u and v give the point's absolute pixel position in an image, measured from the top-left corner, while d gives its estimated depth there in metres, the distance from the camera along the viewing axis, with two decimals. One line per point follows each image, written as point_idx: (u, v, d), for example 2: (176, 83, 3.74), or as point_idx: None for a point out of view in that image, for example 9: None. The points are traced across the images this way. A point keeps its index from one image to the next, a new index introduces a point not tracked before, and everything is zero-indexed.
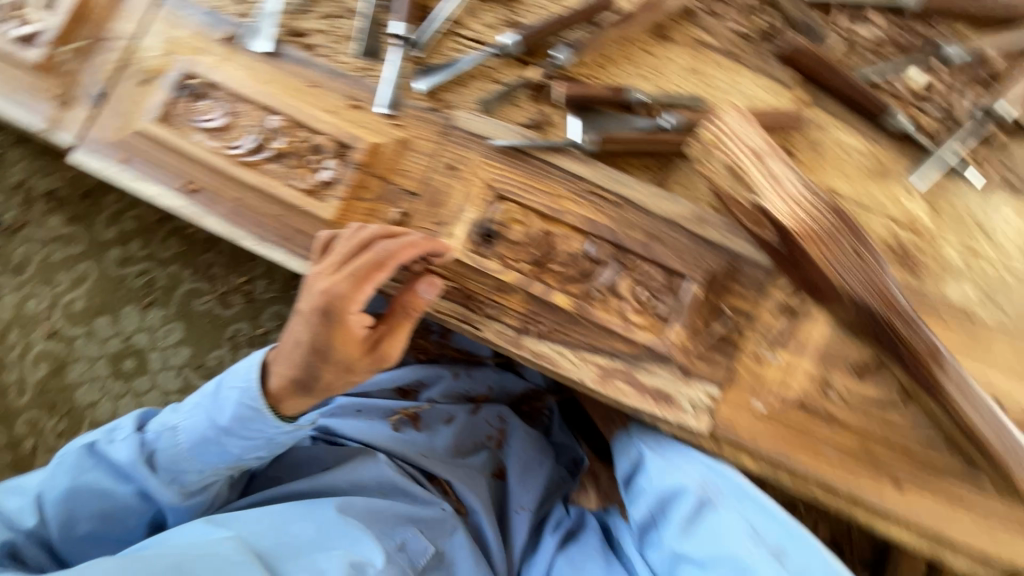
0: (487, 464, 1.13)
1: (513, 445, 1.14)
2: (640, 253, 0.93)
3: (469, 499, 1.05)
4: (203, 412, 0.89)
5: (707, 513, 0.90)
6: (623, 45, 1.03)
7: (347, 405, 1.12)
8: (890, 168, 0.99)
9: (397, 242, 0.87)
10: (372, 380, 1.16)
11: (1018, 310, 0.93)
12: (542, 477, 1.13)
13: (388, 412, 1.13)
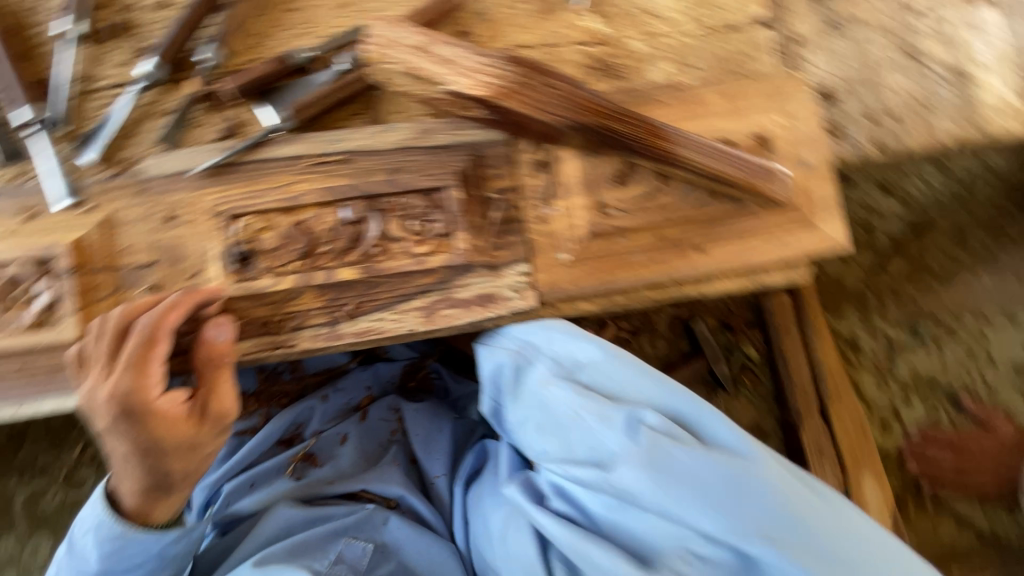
0: (397, 453, 1.11)
1: (411, 423, 1.13)
2: (391, 192, 0.93)
3: (392, 491, 1.04)
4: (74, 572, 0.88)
5: (526, 374, 0.97)
6: (265, 14, 0.98)
7: (236, 485, 1.06)
8: (554, 1, 1.04)
9: (156, 312, 0.83)
10: (246, 449, 1.09)
11: (706, 64, 1.06)
12: (448, 438, 1.14)
13: (279, 468, 1.08)
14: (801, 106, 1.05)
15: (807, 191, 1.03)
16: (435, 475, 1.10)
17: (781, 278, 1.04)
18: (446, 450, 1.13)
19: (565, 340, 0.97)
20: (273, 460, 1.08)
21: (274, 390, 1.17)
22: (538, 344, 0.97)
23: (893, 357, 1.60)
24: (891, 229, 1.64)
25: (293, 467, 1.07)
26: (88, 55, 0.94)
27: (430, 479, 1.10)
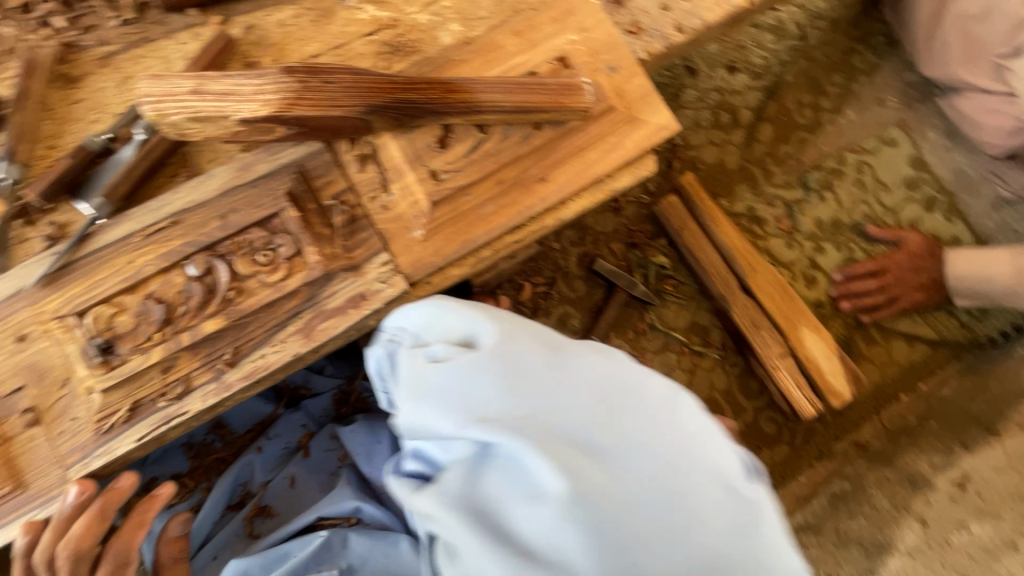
0: (346, 474, 1.10)
1: (347, 443, 1.13)
2: (229, 234, 0.94)
3: (346, 508, 1.03)
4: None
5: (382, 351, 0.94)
6: (49, 113, 0.97)
7: (202, 560, 1.07)
8: (326, 4, 1.06)
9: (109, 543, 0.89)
10: (200, 523, 1.09)
11: (490, 11, 1.10)
12: (388, 441, 1.12)
13: (238, 531, 1.08)
14: (589, 18, 1.10)
15: (621, 92, 1.07)
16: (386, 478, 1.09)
17: (629, 179, 1.08)
18: (391, 451, 1.12)
19: (411, 310, 0.92)
20: (229, 525, 1.08)
21: (211, 460, 1.17)
22: (410, 327, 0.92)
23: (793, 216, 1.66)
24: (750, 102, 1.71)
25: (250, 523, 1.08)
26: None
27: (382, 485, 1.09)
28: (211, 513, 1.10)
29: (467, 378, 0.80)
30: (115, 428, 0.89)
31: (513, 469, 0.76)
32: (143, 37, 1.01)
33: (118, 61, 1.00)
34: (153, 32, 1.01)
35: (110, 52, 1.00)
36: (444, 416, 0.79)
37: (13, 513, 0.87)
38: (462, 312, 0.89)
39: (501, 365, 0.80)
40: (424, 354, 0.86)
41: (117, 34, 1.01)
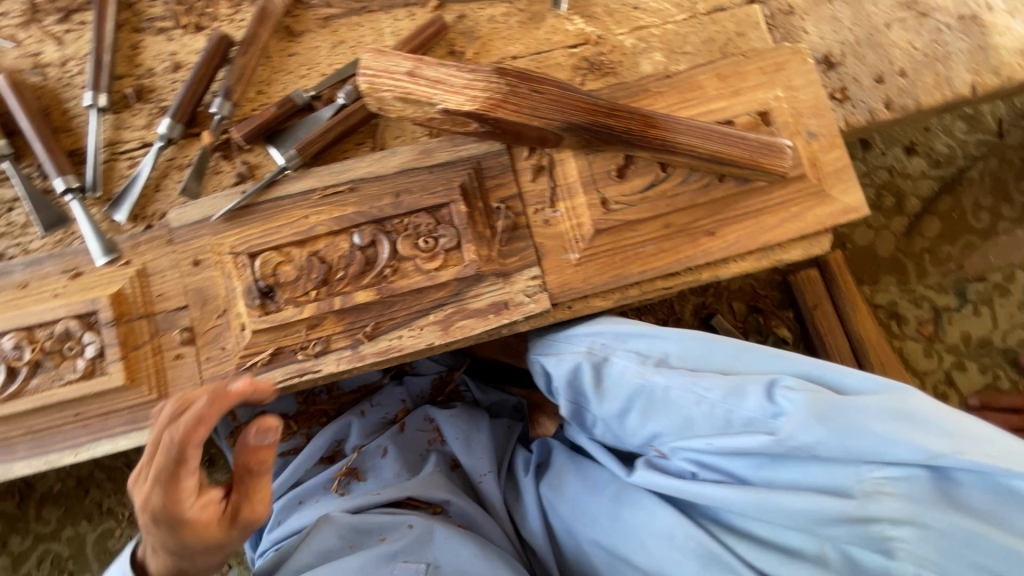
0: (438, 460, 1.14)
1: (447, 429, 1.16)
2: (398, 213, 0.96)
3: (436, 496, 1.06)
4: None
5: (605, 366, 0.97)
6: (266, 62, 1.03)
7: (287, 502, 1.10)
8: (537, 9, 1.06)
9: (182, 429, 0.76)
10: (295, 467, 1.14)
11: (697, 49, 1.06)
12: (487, 439, 1.16)
13: (328, 483, 1.12)
14: (801, 77, 1.03)
15: (816, 162, 1.00)
16: (482, 473, 1.12)
17: (800, 252, 1.01)
18: (488, 447, 1.15)
19: (628, 332, 0.99)
20: (319, 476, 1.12)
21: (314, 411, 1.21)
22: (629, 343, 0.98)
23: (940, 323, 1.52)
24: (922, 190, 1.57)
25: (339, 482, 1.11)
26: (113, 121, 1.02)
27: (476, 479, 1.12)
28: (305, 460, 1.14)
29: (905, 412, 0.80)
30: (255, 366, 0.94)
31: (999, 489, 0.76)
32: (363, 6, 1.05)
33: (336, 25, 1.05)
34: (373, 3, 1.05)
35: (331, 15, 1.05)
36: (905, 444, 0.77)
37: (152, 420, 0.93)
38: (796, 358, 0.90)
39: (884, 412, 0.80)
40: (756, 390, 0.86)
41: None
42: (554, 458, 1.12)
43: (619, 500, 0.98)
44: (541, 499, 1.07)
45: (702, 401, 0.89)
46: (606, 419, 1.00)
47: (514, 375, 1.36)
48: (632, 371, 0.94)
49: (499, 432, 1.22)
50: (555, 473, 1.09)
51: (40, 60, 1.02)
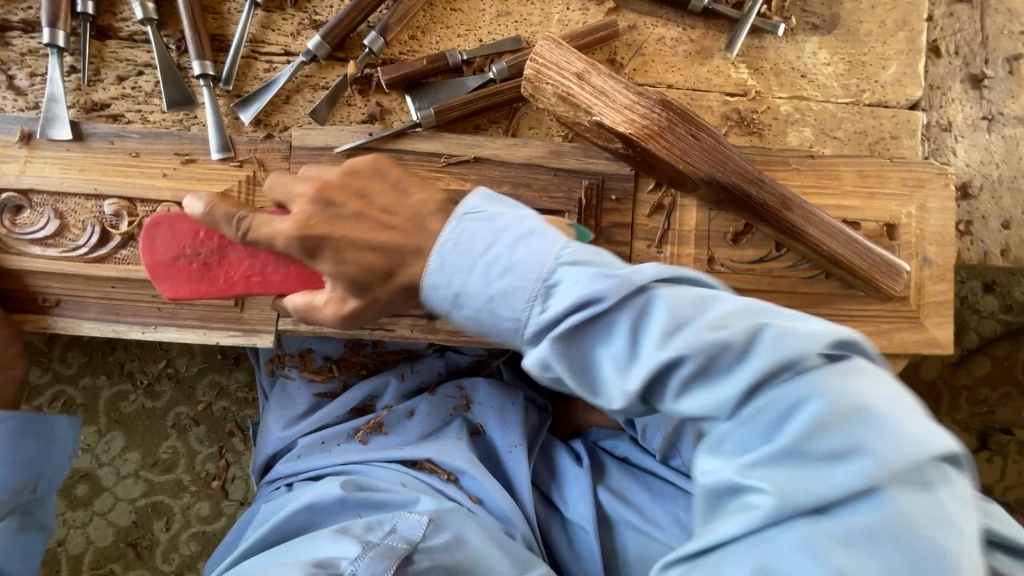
0: (460, 427, 1.17)
1: (479, 399, 1.22)
2: (513, 205, 0.96)
3: (455, 464, 1.09)
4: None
5: None
6: (428, 10, 1.00)
7: (311, 441, 1.18)
8: (708, 44, 1.03)
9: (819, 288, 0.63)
10: (325, 410, 1.22)
11: (846, 138, 1.04)
12: (519, 417, 1.20)
13: (351, 431, 1.19)
14: (939, 200, 1.01)
15: (921, 288, 1.00)
16: (512, 444, 1.15)
17: None
18: (518, 423, 1.19)
19: None
20: (346, 424, 1.20)
21: (357, 360, 1.28)
22: None
23: None
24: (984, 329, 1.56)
25: (364, 433, 1.18)
26: (261, 19, 0.99)
27: (504, 451, 1.15)
28: (335, 408, 1.22)
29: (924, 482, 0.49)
30: None
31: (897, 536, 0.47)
32: None
33: None
34: None
35: None
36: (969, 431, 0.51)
37: (222, 324, 0.95)
38: None
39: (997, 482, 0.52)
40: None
41: None
42: (607, 466, 1.16)
43: (694, 514, 1.06)
44: (598, 500, 1.10)
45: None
46: (694, 463, 1.09)
47: (548, 383, 1.40)
48: None
49: (531, 421, 1.24)
50: (615, 481, 1.13)
51: None
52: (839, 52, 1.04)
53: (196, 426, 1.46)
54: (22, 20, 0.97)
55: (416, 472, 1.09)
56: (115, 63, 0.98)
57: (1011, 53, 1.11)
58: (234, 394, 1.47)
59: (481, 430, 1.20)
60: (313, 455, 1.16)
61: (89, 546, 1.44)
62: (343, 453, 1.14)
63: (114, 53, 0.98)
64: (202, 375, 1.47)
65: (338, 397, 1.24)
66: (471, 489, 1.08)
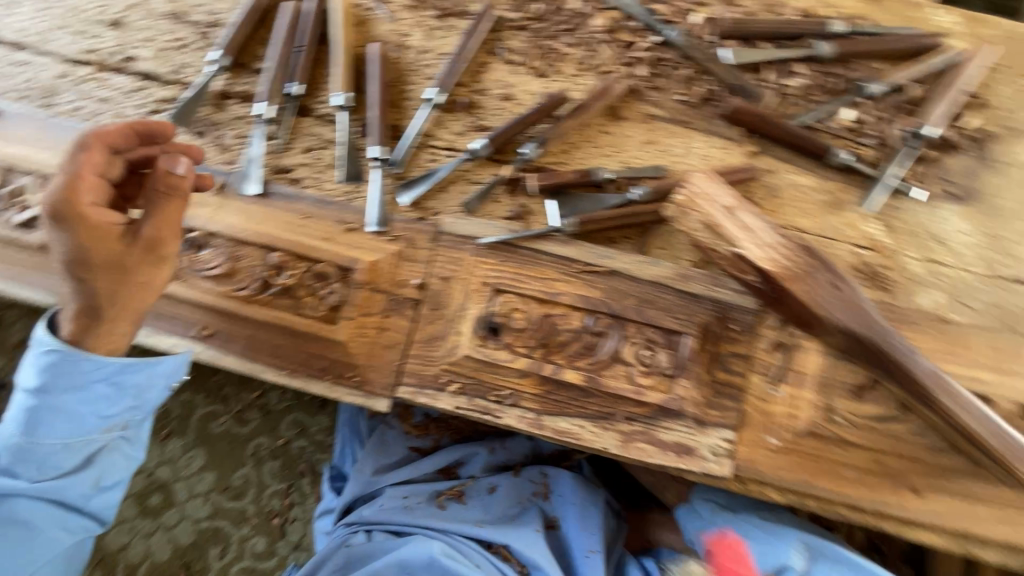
0: (538, 518, 1.24)
1: (561, 491, 1.28)
2: (634, 319, 1.00)
3: (532, 558, 1.17)
4: (19, 395, 0.92)
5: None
6: (582, 129, 1.11)
7: (395, 494, 1.25)
8: (843, 197, 1.07)
9: None
10: (415, 465, 1.29)
11: (984, 308, 1.02)
12: (598, 519, 1.25)
13: (434, 493, 1.26)
14: None
15: None
16: (590, 549, 1.21)
17: (998, 558, 0.94)
18: (598, 525, 1.25)
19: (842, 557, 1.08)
20: (430, 485, 1.27)
21: (453, 424, 1.35)
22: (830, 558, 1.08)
23: None
24: None
25: (445, 498, 1.26)
26: (436, 117, 1.12)
27: (581, 553, 1.21)
28: (423, 465, 1.30)
29: None
30: (445, 385, 1.00)
31: None
32: (687, 121, 1.10)
33: (656, 125, 1.11)
34: (697, 122, 1.10)
35: (655, 118, 1.11)
36: None
37: (345, 381, 1.01)
38: None
39: None
40: None
41: (670, 107, 1.11)
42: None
43: None
44: None
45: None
46: None
47: (626, 486, 1.42)
48: None
49: (609, 527, 1.28)
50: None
51: (406, 42, 1.16)
52: (977, 224, 1.05)
53: (270, 460, 1.51)
54: (241, 92, 1.15)
55: (492, 555, 1.17)
56: (306, 136, 1.13)
57: None
58: (313, 435, 1.52)
59: (556, 523, 1.26)
60: (395, 507, 1.23)
61: (145, 559, 1.47)
62: (424, 514, 1.22)
63: (307, 129, 1.13)
64: (288, 411, 1.53)
65: (429, 455, 1.31)
66: None
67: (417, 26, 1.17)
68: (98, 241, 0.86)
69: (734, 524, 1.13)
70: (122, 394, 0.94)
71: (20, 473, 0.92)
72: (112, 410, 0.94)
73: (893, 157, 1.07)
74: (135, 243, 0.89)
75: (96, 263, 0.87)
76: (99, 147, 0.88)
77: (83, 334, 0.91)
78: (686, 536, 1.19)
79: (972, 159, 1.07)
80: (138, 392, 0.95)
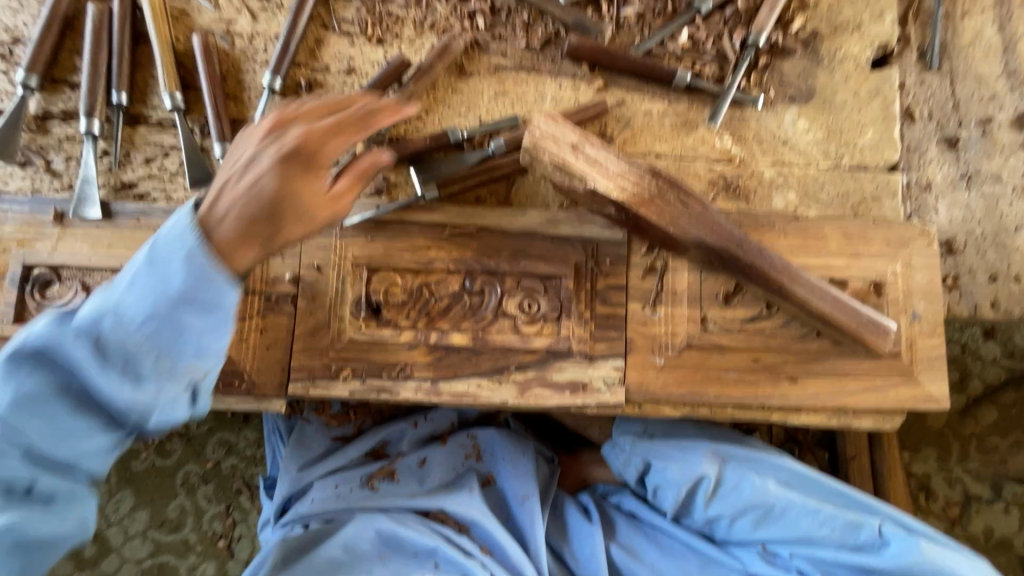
0: (473, 479, 1.26)
1: (489, 448, 1.31)
2: (510, 271, 1.01)
3: (468, 516, 1.20)
4: (101, 306, 0.79)
5: (737, 484, 1.11)
6: (432, 91, 1.09)
7: (326, 482, 1.27)
8: (693, 117, 1.10)
9: None
10: (342, 453, 1.30)
11: (831, 200, 1.09)
12: (530, 466, 1.29)
13: (365, 475, 1.28)
14: (922, 258, 1.05)
15: (913, 344, 1.03)
16: (524, 496, 1.25)
17: (871, 423, 1.04)
18: (530, 472, 1.28)
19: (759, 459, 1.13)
20: (361, 469, 1.28)
21: (373, 407, 1.36)
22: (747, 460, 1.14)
23: (965, 510, 1.51)
24: (988, 375, 1.56)
25: (377, 478, 1.26)
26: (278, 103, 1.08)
27: (517, 502, 1.25)
28: (349, 452, 1.31)
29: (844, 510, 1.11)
30: (337, 374, 0.99)
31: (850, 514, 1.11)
32: (533, 66, 1.10)
33: (504, 75, 1.10)
34: (543, 66, 1.10)
35: (502, 68, 1.10)
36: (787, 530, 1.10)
37: (234, 390, 0.99)
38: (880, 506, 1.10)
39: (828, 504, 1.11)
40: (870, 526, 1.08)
41: (514, 55, 1.10)
42: (616, 521, 1.25)
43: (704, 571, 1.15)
44: (612, 557, 1.18)
45: (823, 524, 1.09)
46: (705, 520, 1.16)
47: (559, 437, 1.46)
48: (758, 491, 1.10)
49: (542, 472, 1.32)
50: (626, 536, 1.21)
51: (231, 28, 1.09)
52: (817, 121, 1.11)
53: (204, 484, 1.48)
54: (61, 110, 1.06)
55: (431, 522, 1.20)
56: (144, 146, 1.06)
57: (983, 116, 1.16)
58: (243, 451, 1.49)
59: (492, 480, 1.30)
60: (327, 496, 1.24)
61: None
62: (357, 498, 1.23)
63: (143, 138, 1.06)
64: (211, 433, 1.49)
65: (353, 441, 1.32)
66: (483, 540, 1.21)
67: (240, 8, 1.10)
68: (313, 198, 0.86)
69: (654, 448, 1.17)
70: (189, 341, 0.80)
71: (46, 415, 0.79)
72: (217, 344, 0.82)
73: (734, 69, 1.09)
74: (271, 222, 0.84)
75: (290, 209, 0.84)
76: (297, 120, 0.88)
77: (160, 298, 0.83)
78: (614, 470, 1.23)
79: (805, 59, 1.12)
80: (200, 347, 0.81)
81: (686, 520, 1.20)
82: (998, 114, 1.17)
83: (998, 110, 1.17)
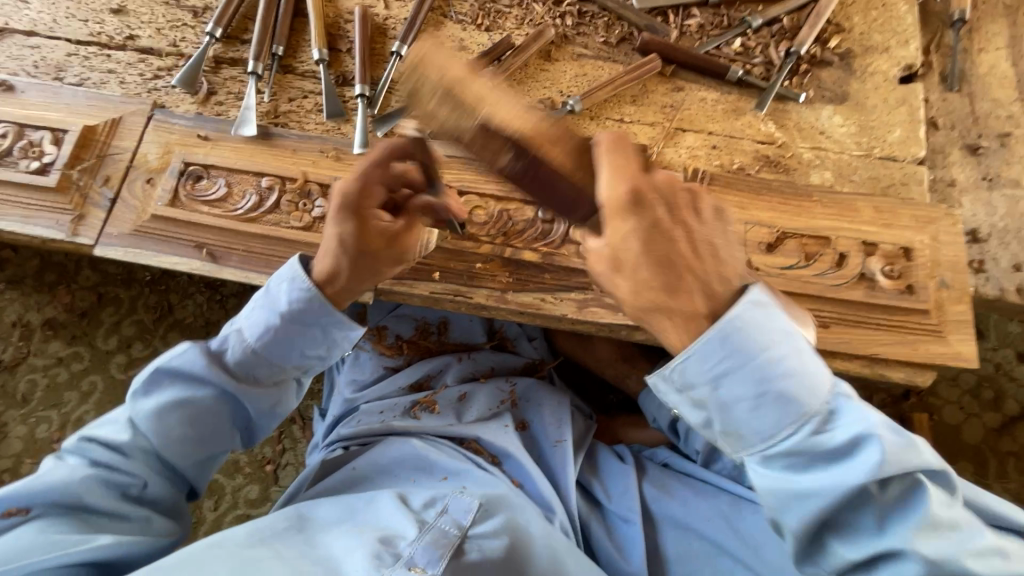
0: (509, 418, 1.33)
1: (526, 394, 1.39)
2: (579, 206, 1.17)
3: (499, 448, 1.25)
4: (264, 309, 1.02)
5: None
6: (524, 69, 1.33)
7: (371, 409, 1.34)
8: (742, 105, 1.30)
9: None
10: (388, 382, 1.39)
11: (862, 181, 1.24)
12: (568, 414, 1.36)
13: (408, 403, 1.35)
14: (949, 235, 1.17)
15: (941, 307, 1.12)
16: (558, 438, 1.30)
17: (903, 376, 1.10)
18: (566, 418, 1.34)
19: None
20: (405, 398, 1.36)
21: (422, 344, 1.46)
22: None
23: None
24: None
25: (420, 407, 1.34)
26: (401, 67, 1.32)
27: (550, 444, 1.30)
28: (396, 381, 1.40)
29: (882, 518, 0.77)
30: (422, 272, 1.14)
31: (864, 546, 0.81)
32: (610, 56, 1.33)
33: (585, 61, 1.33)
34: (618, 57, 1.33)
35: (583, 56, 1.34)
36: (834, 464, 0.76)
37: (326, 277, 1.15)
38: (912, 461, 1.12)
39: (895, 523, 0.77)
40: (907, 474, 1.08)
41: (595, 47, 1.34)
42: (650, 467, 1.28)
43: (734, 509, 1.16)
44: (643, 496, 1.22)
45: None
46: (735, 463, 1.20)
47: (596, 402, 1.58)
48: None
49: (578, 425, 1.38)
50: (658, 478, 1.25)
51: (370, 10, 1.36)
52: (851, 118, 1.29)
53: None
54: (231, 58, 1.34)
55: (464, 449, 1.25)
56: (289, 89, 1.31)
57: (1001, 130, 1.31)
58: None
59: (526, 423, 1.36)
60: (371, 420, 1.31)
61: None
62: (401, 421, 1.30)
63: (290, 83, 1.31)
64: None
65: (401, 371, 1.42)
66: (514, 474, 1.23)
67: None
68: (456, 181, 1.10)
69: (683, 373, 0.81)
70: (325, 339, 1.05)
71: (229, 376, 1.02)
72: (313, 352, 1.05)
73: (778, 71, 1.30)
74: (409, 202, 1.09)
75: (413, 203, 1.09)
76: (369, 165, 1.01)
77: (329, 283, 1.03)
78: (650, 416, 1.36)
79: (840, 70, 1.32)
80: (332, 345, 1.06)
81: (717, 466, 1.24)
82: (1015, 131, 1.31)
83: (1015, 126, 1.31)
